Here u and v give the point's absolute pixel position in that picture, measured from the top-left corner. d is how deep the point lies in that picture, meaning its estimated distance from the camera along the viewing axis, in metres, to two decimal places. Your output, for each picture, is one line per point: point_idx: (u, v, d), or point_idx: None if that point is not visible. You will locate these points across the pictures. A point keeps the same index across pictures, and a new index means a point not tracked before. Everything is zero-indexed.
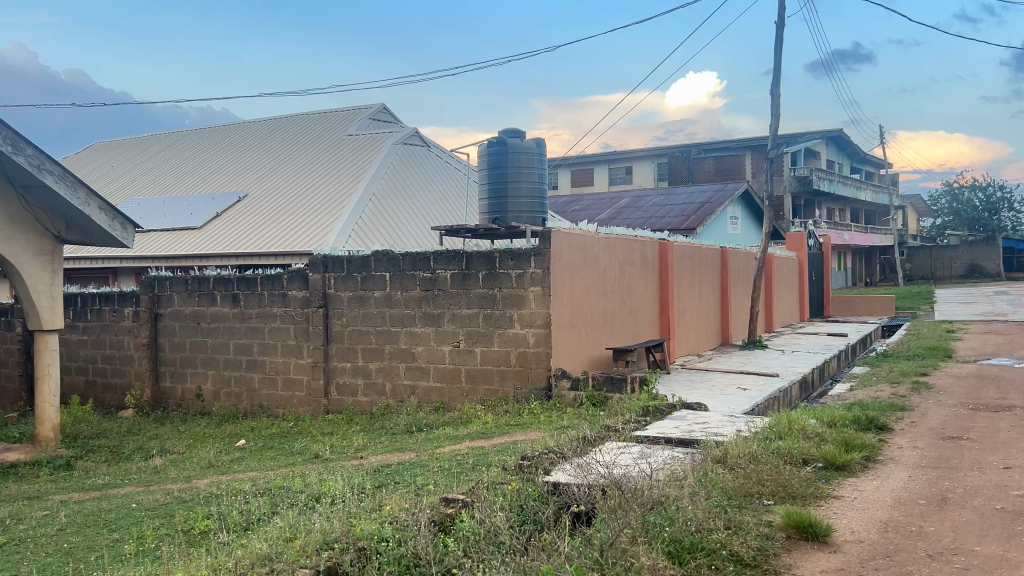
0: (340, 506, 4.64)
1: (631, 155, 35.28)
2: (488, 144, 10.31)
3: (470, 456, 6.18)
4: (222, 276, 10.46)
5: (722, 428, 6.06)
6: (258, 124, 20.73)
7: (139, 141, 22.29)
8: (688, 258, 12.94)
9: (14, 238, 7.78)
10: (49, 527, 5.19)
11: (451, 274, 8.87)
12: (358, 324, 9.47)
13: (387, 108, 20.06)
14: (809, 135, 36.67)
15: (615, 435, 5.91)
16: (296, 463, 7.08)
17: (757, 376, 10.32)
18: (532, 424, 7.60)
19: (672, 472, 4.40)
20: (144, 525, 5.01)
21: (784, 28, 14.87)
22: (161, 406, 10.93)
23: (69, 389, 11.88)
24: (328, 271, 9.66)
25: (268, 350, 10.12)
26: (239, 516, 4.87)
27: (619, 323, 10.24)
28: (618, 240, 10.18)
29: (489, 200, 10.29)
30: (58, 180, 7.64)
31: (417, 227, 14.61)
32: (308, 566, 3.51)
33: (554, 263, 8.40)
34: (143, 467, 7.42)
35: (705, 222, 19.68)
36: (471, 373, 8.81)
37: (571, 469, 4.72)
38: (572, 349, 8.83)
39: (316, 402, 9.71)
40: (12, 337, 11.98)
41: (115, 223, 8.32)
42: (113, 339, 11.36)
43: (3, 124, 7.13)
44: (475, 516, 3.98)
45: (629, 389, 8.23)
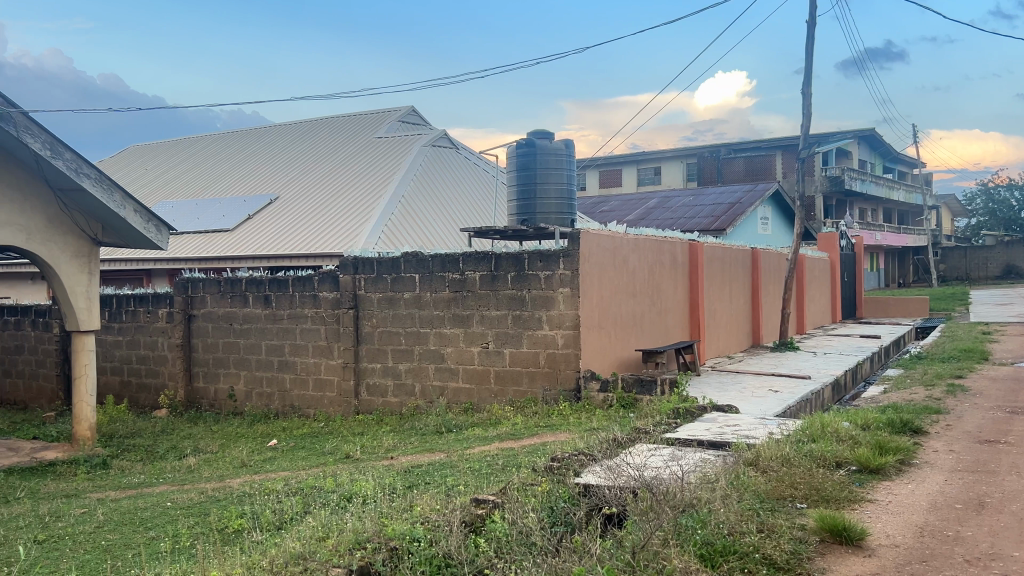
0: (372, 506, 4.68)
1: (659, 155, 35.13)
2: (516, 145, 10.34)
3: (500, 457, 6.19)
4: (254, 278, 10.57)
5: (753, 430, 6.02)
6: (289, 127, 20.93)
7: (173, 144, 22.60)
8: (718, 260, 12.87)
9: (52, 240, 7.93)
10: (87, 525, 5.27)
11: (480, 275, 8.89)
12: (388, 325, 9.53)
13: (416, 110, 20.14)
14: (841, 135, 36.34)
15: (646, 437, 5.88)
16: (328, 463, 7.14)
17: (789, 377, 10.25)
18: (561, 426, 7.60)
19: (703, 475, 4.39)
20: (179, 524, 5.08)
21: (815, 28, 14.77)
22: (195, 405, 11.08)
23: (104, 390, 12.06)
24: (359, 272, 9.73)
25: (300, 350, 10.21)
26: (272, 515, 4.92)
27: (648, 325, 10.21)
28: (647, 241, 10.15)
29: (517, 200, 10.30)
30: (94, 183, 7.77)
31: (446, 229, 14.69)
32: (341, 565, 3.54)
33: (583, 265, 8.39)
34: (177, 466, 7.52)
35: (735, 222, 19.58)
36: (500, 374, 8.82)
37: (601, 471, 4.71)
38: (602, 351, 8.82)
39: (347, 402, 9.79)
40: (50, 338, 12.20)
41: (150, 226, 8.44)
42: (147, 339, 11.52)
43: (42, 129, 7.30)
44: (506, 517, 3.99)
45: (659, 391, 8.20)
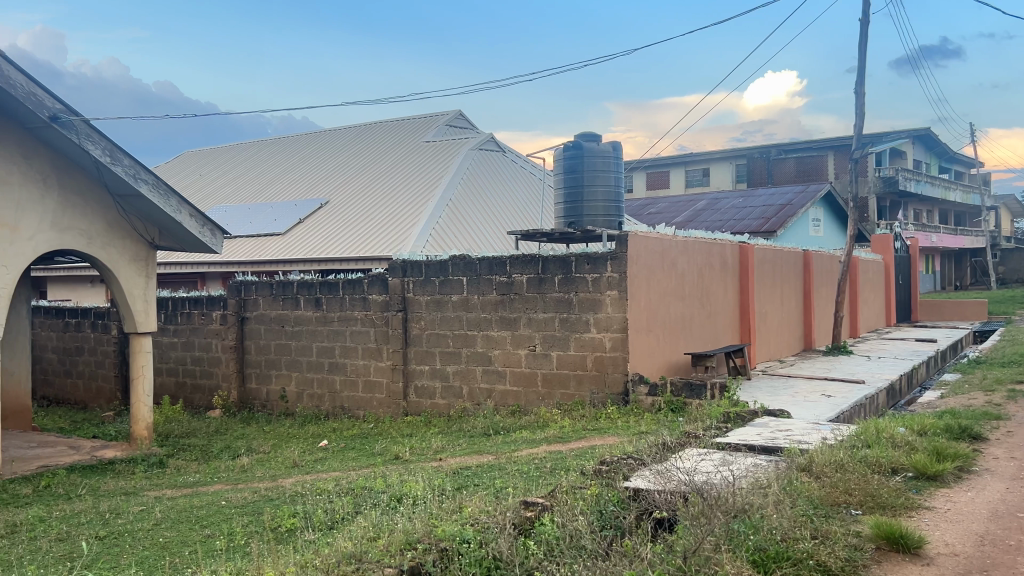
0: (420, 507, 4.72)
1: (707, 157, 34.76)
2: (564, 148, 10.34)
3: (549, 460, 6.18)
4: (305, 281, 10.71)
5: (806, 435, 5.93)
6: (339, 132, 21.18)
7: (225, 150, 23.02)
8: (769, 262, 12.69)
9: (111, 244, 8.14)
10: (145, 522, 5.40)
11: (527, 278, 8.90)
12: (437, 328, 9.59)
13: (463, 114, 20.23)
14: (895, 135, 35.64)
15: (696, 441, 5.83)
16: (377, 463, 7.22)
17: (842, 381, 10.08)
18: (609, 429, 7.57)
19: (756, 480, 4.33)
20: (234, 522, 5.17)
21: (869, 25, 14.50)
22: (247, 406, 11.28)
23: (160, 390, 12.33)
24: (407, 276, 9.81)
25: (350, 352, 10.33)
26: (324, 515, 4.98)
27: (698, 328, 10.14)
28: (696, 244, 10.06)
29: (565, 204, 10.28)
30: (151, 189, 7.94)
31: (494, 232, 14.76)
32: (392, 566, 3.58)
33: (631, 268, 8.35)
34: (231, 466, 7.66)
35: (786, 224, 19.35)
36: (547, 377, 8.82)
37: (651, 475, 4.67)
38: (650, 355, 8.78)
39: (396, 403, 9.88)
40: (108, 339, 12.53)
41: (205, 230, 8.59)
42: (201, 341, 11.75)
43: (102, 136, 7.51)
44: (556, 520, 3.99)
45: (709, 395, 8.12)
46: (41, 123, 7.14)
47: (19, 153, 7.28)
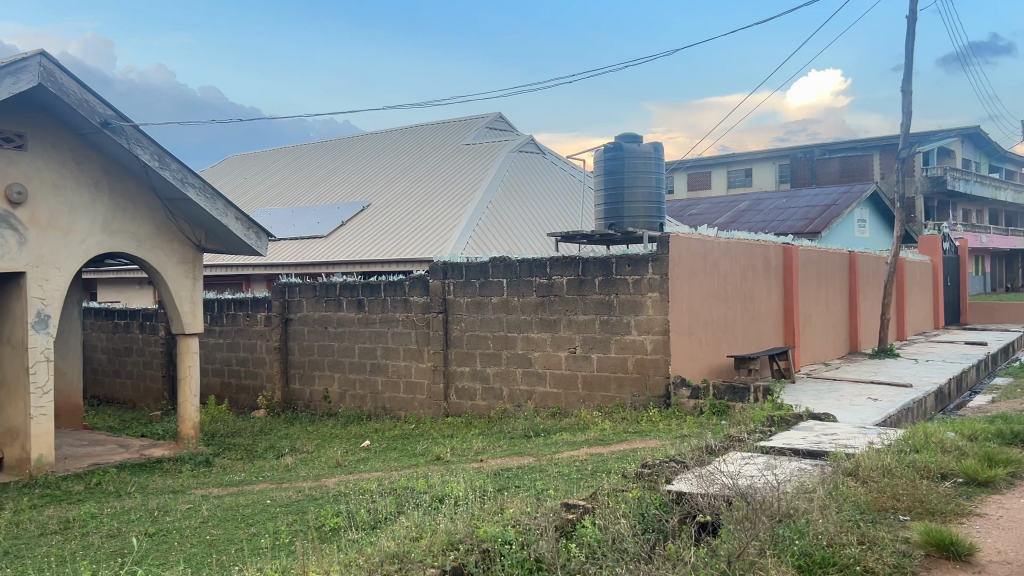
0: (461, 508, 4.74)
1: (750, 157, 34.36)
2: (604, 149, 10.32)
3: (589, 463, 6.17)
4: (348, 282, 10.82)
5: (852, 439, 5.84)
6: (380, 135, 21.35)
7: (270, 154, 23.34)
8: (813, 263, 12.53)
9: (159, 247, 8.29)
10: (193, 520, 5.50)
11: (567, 280, 8.89)
12: (477, 330, 9.63)
13: (503, 116, 20.26)
14: (942, 134, 34.93)
15: (740, 445, 5.77)
16: (419, 464, 7.28)
17: (889, 385, 9.90)
18: (651, 432, 7.53)
19: (801, 484, 4.28)
20: (279, 521, 5.24)
21: (916, 22, 14.24)
22: (291, 406, 11.43)
23: (206, 390, 12.54)
24: (448, 277, 9.86)
25: (392, 353, 10.41)
26: (367, 515, 5.03)
27: (741, 331, 10.04)
28: (739, 246, 9.97)
29: (605, 205, 10.25)
30: (199, 192, 8.04)
31: (534, 234, 14.80)
32: (435, 566, 3.61)
33: (672, 270, 8.30)
34: (276, 465, 7.77)
35: (831, 225, 19.10)
36: (588, 379, 8.80)
37: (694, 479, 4.64)
38: (692, 357, 8.71)
39: (437, 404, 9.94)
40: (156, 340, 12.78)
41: (251, 232, 8.63)
42: (247, 342, 11.92)
43: (150, 140, 7.64)
44: (598, 522, 3.98)
45: (752, 399, 8.03)
46: (93, 128, 7.35)
47: (71, 158, 7.50)
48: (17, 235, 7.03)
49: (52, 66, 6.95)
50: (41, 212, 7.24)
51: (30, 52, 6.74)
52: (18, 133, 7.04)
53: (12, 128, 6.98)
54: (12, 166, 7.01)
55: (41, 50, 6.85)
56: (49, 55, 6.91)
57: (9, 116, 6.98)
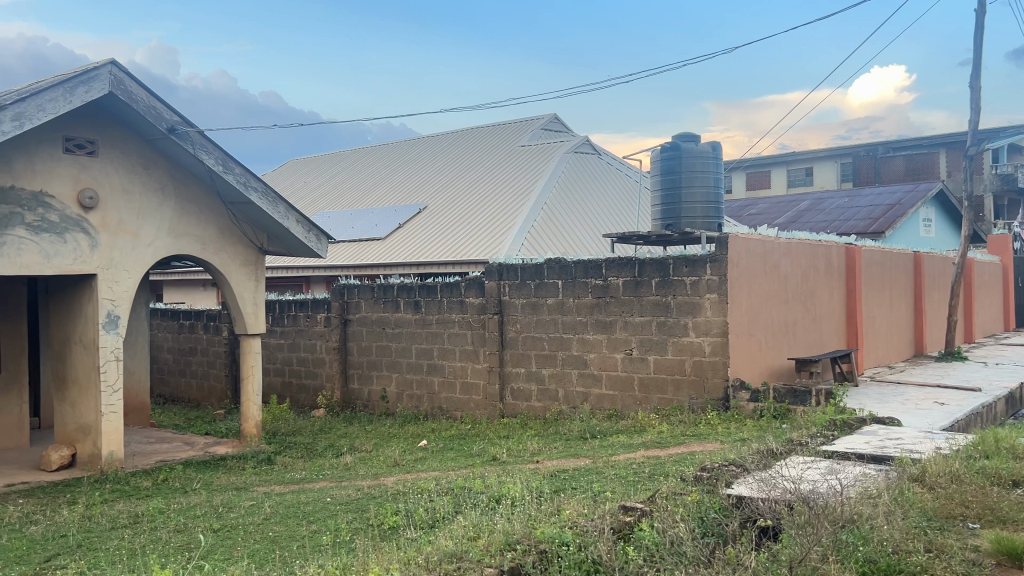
0: (519, 508, 4.76)
1: (810, 156, 33.72)
2: (661, 149, 10.24)
3: (647, 465, 6.14)
4: (405, 284, 10.92)
5: (919, 444, 5.70)
6: (437, 137, 21.51)
7: (329, 157, 23.70)
8: (877, 264, 12.26)
9: (223, 249, 8.47)
10: (256, 517, 5.63)
11: (624, 281, 8.84)
12: (533, 331, 9.65)
13: (559, 117, 20.21)
14: (1014, 130, 33.82)
15: (801, 449, 5.67)
16: (476, 464, 7.32)
17: (956, 389, 9.62)
18: (709, 435, 7.45)
19: (864, 489, 4.20)
20: (339, 519, 5.34)
21: (985, 16, 13.81)
22: (350, 405, 11.60)
23: (268, 390, 12.80)
24: (503, 279, 9.89)
25: (448, 354, 10.48)
26: (425, 513, 5.09)
27: (802, 333, 9.87)
28: (800, 247, 9.80)
29: (662, 205, 10.17)
30: (261, 197, 8.20)
31: (590, 236, 14.79)
32: (492, 565, 3.63)
33: (731, 270, 8.19)
34: (335, 464, 7.90)
35: (894, 225, 18.69)
36: (644, 381, 8.74)
37: (754, 483, 4.56)
38: (752, 360, 8.58)
39: (492, 405, 9.99)
40: (219, 340, 13.09)
41: (311, 235, 8.74)
42: (307, 342, 12.14)
43: (215, 145, 7.82)
44: (657, 525, 3.96)
45: (814, 402, 7.87)
46: (160, 134, 7.56)
47: (140, 164, 7.73)
48: (89, 238, 7.28)
49: (123, 74, 7.18)
50: (111, 216, 7.49)
51: (101, 62, 7.00)
52: (89, 140, 7.30)
53: (84, 134, 7.24)
54: (84, 171, 7.27)
55: (112, 59, 7.09)
56: (120, 64, 7.15)
57: (82, 122, 7.25)
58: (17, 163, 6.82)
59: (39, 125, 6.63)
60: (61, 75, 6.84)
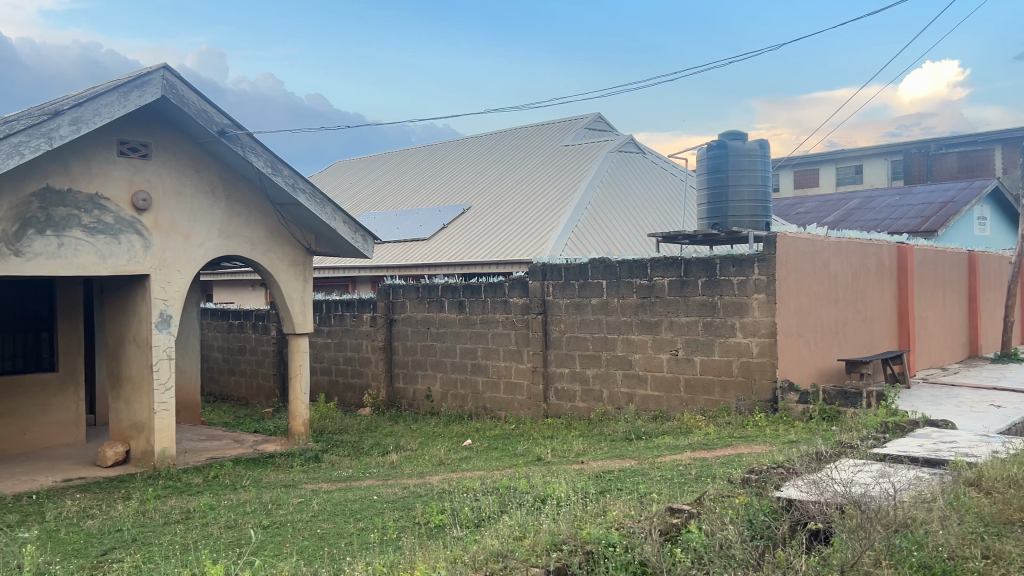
0: (564, 508, 4.77)
1: (859, 153, 33.16)
2: (708, 148, 10.14)
3: (694, 467, 6.09)
4: (449, 284, 10.98)
5: (974, 448, 5.57)
6: (481, 138, 21.56)
7: (374, 159, 23.91)
8: (930, 263, 11.99)
9: (271, 250, 8.60)
10: (304, 513, 5.70)
11: (669, 281, 8.78)
12: (577, 331, 9.63)
13: (603, 116, 20.12)
14: None
15: (852, 452, 5.58)
16: (520, 464, 7.33)
17: (1013, 391, 9.37)
18: (757, 437, 7.37)
19: (918, 494, 4.11)
20: (386, 517, 5.39)
21: None
22: (396, 405, 11.69)
23: (315, 389, 12.97)
24: (547, 279, 9.89)
25: (492, 354, 10.51)
26: (471, 512, 5.12)
27: (852, 333, 9.71)
28: (850, 245, 9.64)
29: (708, 204, 10.07)
30: (309, 198, 8.30)
31: (635, 235, 14.72)
32: (539, 565, 3.62)
33: (780, 270, 8.09)
34: (381, 462, 7.96)
35: (948, 224, 18.28)
36: (690, 382, 8.67)
37: (804, 485, 4.49)
38: (800, 360, 8.47)
39: (537, 405, 9.99)
40: (268, 339, 13.29)
41: (358, 235, 8.81)
42: (353, 342, 12.27)
43: (263, 147, 7.93)
44: (705, 528, 3.92)
45: (865, 404, 7.72)
46: (211, 137, 7.69)
47: (191, 167, 7.88)
48: (142, 239, 7.46)
49: (175, 78, 7.33)
50: (164, 217, 7.66)
51: (153, 66, 7.15)
52: (143, 143, 7.46)
53: (138, 138, 7.40)
54: (138, 174, 7.44)
55: (165, 63, 7.24)
56: (172, 68, 7.30)
57: (135, 126, 7.41)
58: (74, 166, 7.01)
59: (95, 129, 6.80)
60: (116, 79, 7.01)
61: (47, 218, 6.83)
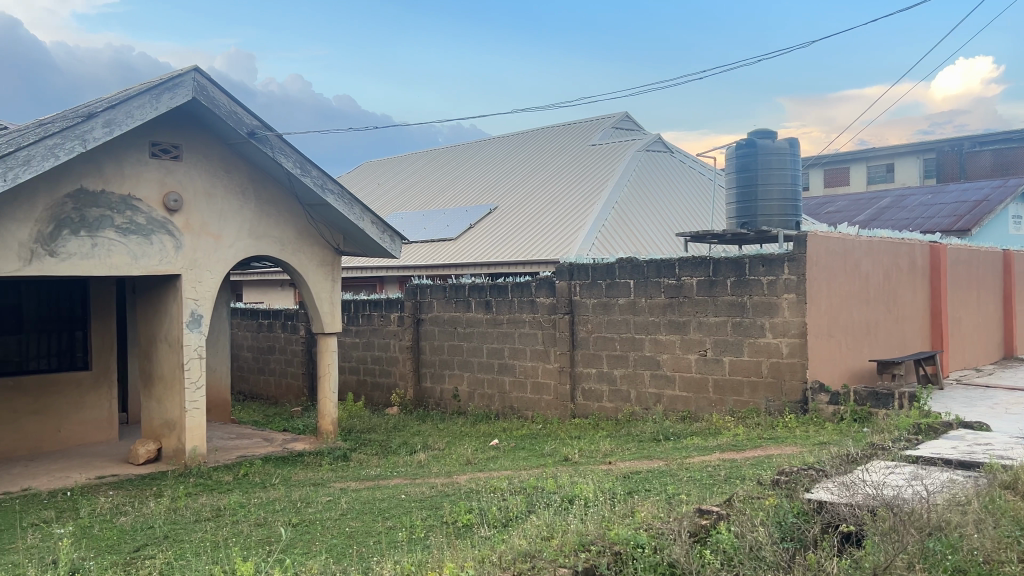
0: (593, 509, 4.76)
1: (891, 152, 32.82)
2: (737, 146, 10.06)
3: (722, 468, 6.05)
4: (476, 284, 10.99)
5: (1009, 450, 5.48)
6: (508, 138, 21.56)
7: (401, 159, 24.00)
8: (963, 263, 11.82)
9: (300, 250, 8.66)
10: (333, 512, 5.74)
11: (698, 281, 8.73)
12: (604, 331, 9.61)
13: (630, 115, 20.03)
14: None
15: (884, 453, 5.52)
16: (548, 464, 7.33)
17: None
18: (787, 438, 7.30)
19: (952, 497, 4.05)
20: (414, 516, 5.41)
21: None
22: (423, 404, 11.73)
23: (343, 388, 13.05)
24: (575, 279, 9.87)
25: (519, 354, 10.51)
26: (498, 512, 5.12)
27: (884, 334, 9.58)
28: (881, 244, 9.52)
29: (737, 203, 10.00)
30: (337, 198, 8.35)
31: (663, 235, 14.65)
32: (567, 565, 3.62)
33: (810, 270, 8.00)
34: (409, 461, 7.98)
35: (982, 222, 18.03)
36: (719, 383, 8.61)
37: (835, 487, 4.44)
38: (831, 361, 8.38)
39: (564, 406, 9.97)
40: (296, 339, 13.39)
41: (385, 235, 8.85)
42: (381, 341, 12.33)
43: (292, 148, 7.99)
44: (734, 529, 3.89)
45: (897, 405, 7.62)
46: (241, 138, 7.77)
47: (222, 168, 7.96)
48: (174, 240, 7.55)
49: (205, 81, 7.40)
50: (195, 218, 7.74)
51: (185, 69, 7.23)
52: (174, 145, 7.55)
53: (169, 140, 7.49)
54: (169, 175, 7.53)
55: (195, 66, 7.32)
56: (202, 71, 7.37)
57: (166, 128, 7.50)
58: (107, 168, 7.10)
59: (127, 131, 6.89)
60: (148, 82, 7.09)
61: (81, 219, 6.93)
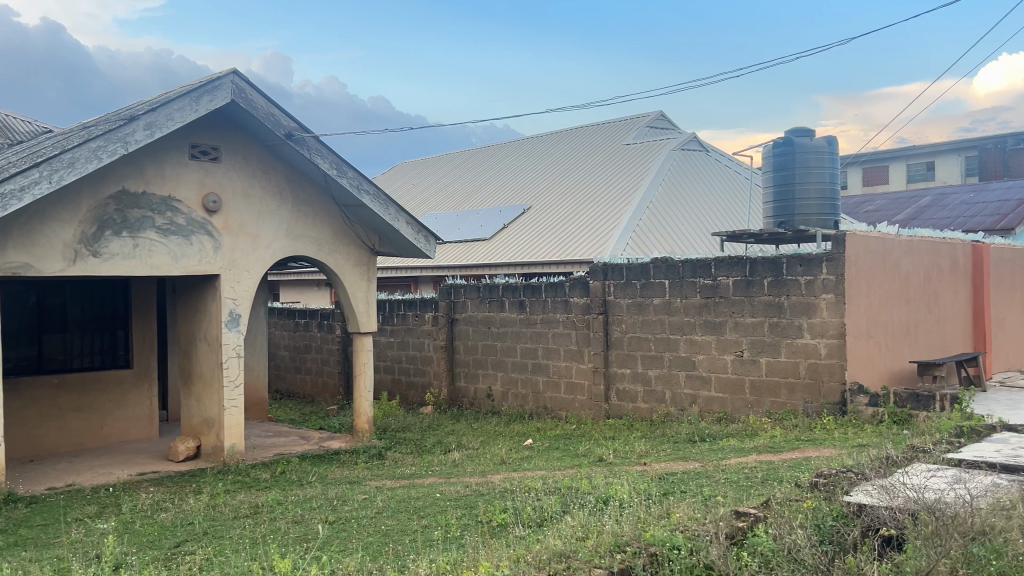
0: (629, 510, 4.75)
1: (931, 149, 32.28)
2: (773, 145, 9.96)
3: (760, 470, 6.00)
4: (510, 284, 11.01)
5: None
6: (541, 138, 21.54)
7: (435, 160, 24.09)
8: (1006, 263, 11.59)
9: (337, 250, 8.74)
10: (369, 510, 5.79)
11: (734, 281, 8.66)
12: (639, 331, 9.56)
13: (664, 114, 19.90)
14: None
15: (925, 456, 5.43)
16: (582, 464, 7.32)
17: None
18: (825, 440, 7.21)
19: (997, 501, 3.97)
20: (449, 514, 5.44)
21: None
22: (457, 403, 11.78)
23: (378, 387, 13.14)
24: (609, 279, 9.84)
25: (553, 354, 10.51)
26: (533, 512, 5.13)
27: (925, 334, 9.43)
28: (922, 244, 9.36)
29: (774, 203, 9.90)
30: (372, 199, 8.40)
31: (698, 235, 14.56)
32: (603, 566, 3.61)
33: (849, 271, 7.90)
34: (443, 461, 8.02)
35: None
36: (756, 384, 8.54)
37: (875, 491, 4.37)
38: (871, 362, 8.27)
39: (598, 406, 9.95)
40: (332, 338, 13.51)
41: (421, 235, 8.89)
42: (415, 341, 12.40)
43: (328, 149, 8.06)
44: (771, 532, 3.86)
45: (938, 407, 7.48)
46: (278, 140, 7.85)
47: (259, 169, 8.06)
48: (213, 240, 7.66)
49: (243, 83, 7.49)
50: (234, 219, 7.85)
51: (224, 71, 7.32)
52: (213, 146, 7.65)
53: (208, 142, 7.60)
54: (208, 177, 7.64)
55: (234, 68, 7.42)
56: (241, 73, 7.47)
57: (206, 130, 7.61)
58: (148, 169, 7.23)
59: (168, 133, 7.00)
60: (188, 85, 7.20)
61: (123, 220, 7.06)
